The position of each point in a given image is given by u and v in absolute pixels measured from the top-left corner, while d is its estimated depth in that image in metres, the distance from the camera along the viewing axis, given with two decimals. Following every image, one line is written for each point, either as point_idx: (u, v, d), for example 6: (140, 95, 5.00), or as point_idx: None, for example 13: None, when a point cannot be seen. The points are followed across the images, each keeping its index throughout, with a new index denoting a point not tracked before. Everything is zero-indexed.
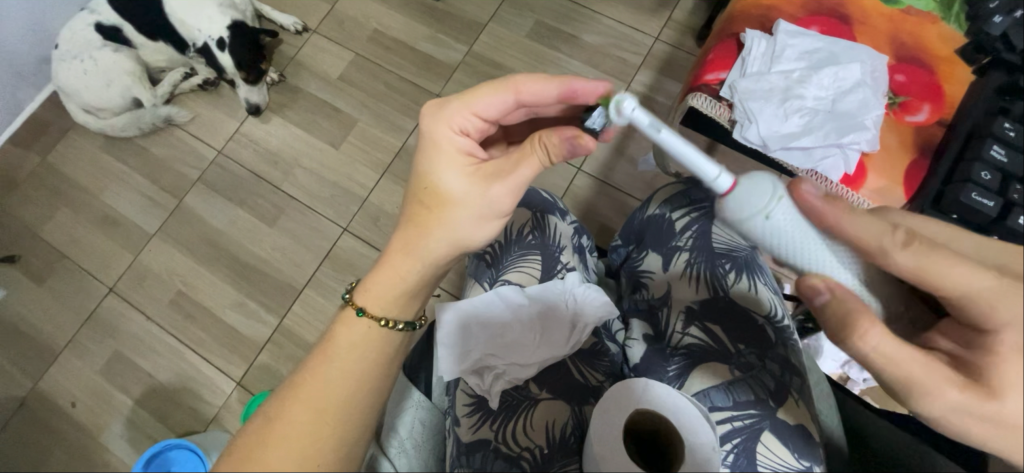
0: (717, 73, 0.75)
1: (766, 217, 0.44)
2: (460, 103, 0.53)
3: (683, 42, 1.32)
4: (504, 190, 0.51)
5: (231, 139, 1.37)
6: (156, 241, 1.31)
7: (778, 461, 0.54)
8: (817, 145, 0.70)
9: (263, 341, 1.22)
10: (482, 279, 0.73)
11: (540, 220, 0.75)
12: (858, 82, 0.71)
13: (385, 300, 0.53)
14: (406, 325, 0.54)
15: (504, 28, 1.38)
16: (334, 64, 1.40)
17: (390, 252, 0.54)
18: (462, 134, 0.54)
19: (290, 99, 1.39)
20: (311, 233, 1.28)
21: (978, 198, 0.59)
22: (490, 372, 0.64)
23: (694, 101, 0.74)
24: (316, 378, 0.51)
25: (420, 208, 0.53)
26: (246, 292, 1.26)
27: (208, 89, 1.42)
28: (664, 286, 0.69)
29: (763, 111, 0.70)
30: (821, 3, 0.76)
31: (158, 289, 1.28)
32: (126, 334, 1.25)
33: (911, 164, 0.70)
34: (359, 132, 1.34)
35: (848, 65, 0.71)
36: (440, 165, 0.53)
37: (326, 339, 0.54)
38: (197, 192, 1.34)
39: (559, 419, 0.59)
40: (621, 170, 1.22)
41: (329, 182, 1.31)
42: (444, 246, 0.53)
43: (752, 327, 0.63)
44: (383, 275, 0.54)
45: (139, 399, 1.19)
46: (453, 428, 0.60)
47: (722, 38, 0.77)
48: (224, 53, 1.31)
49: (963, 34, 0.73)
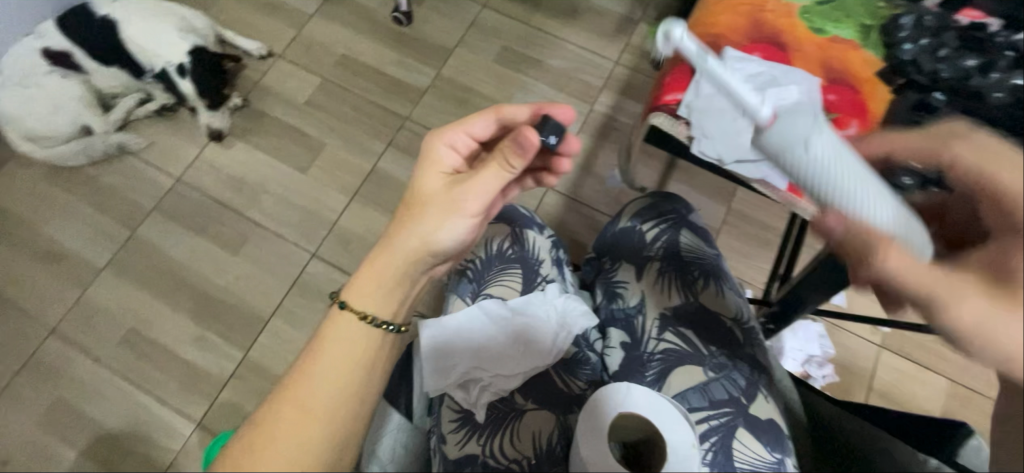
0: (675, 94, 0.76)
1: (807, 146, 0.52)
2: (455, 122, 0.61)
3: (640, 66, 1.40)
4: (470, 190, 0.55)
5: (190, 166, 1.33)
6: (106, 275, 1.24)
7: (753, 455, 0.57)
8: (765, 158, 0.73)
9: (227, 376, 1.16)
10: (463, 293, 0.74)
11: (517, 236, 0.77)
12: (797, 101, 0.76)
13: (363, 299, 0.54)
14: (385, 323, 0.54)
15: (470, 53, 1.42)
16: (300, 88, 1.40)
17: (371, 252, 0.56)
18: (451, 146, 0.61)
19: (254, 124, 1.37)
20: (279, 260, 1.24)
21: None
22: (476, 385, 0.65)
23: (657, 120, 0.77)
24: (303, 385, 0.50)
25: (402, 208, 0.58)
26: (208, 325, 1.20)
27: (164, 115, 1.38)
28: (637, 295, 0.71)
29: None
30: (760, 30, 0.83)
31: (108, 327, 1.20)
32: (71, 377, 1.15)
33: None
34: (327, 156, 1.33)
35: (788, 85, 0.76)
36: (423, 170, 0.59)
37: (314, 344, 0.53)
38: (153, 222, 1.28)
39: (544, 428, 0.61)
40: (589, 187, 1.27)
41: (297, 207, 1.29)
42: (412, 242, 0.55)
43: (720, 330, 0.66)
44: (362, 273, 0.55)
45: (85, 448, 1.10)
46: (439, 445, 0.60)
47: (676, 60, 0.77)
48: (185, 79, 1.27)
49: (882, 60, 0.81)
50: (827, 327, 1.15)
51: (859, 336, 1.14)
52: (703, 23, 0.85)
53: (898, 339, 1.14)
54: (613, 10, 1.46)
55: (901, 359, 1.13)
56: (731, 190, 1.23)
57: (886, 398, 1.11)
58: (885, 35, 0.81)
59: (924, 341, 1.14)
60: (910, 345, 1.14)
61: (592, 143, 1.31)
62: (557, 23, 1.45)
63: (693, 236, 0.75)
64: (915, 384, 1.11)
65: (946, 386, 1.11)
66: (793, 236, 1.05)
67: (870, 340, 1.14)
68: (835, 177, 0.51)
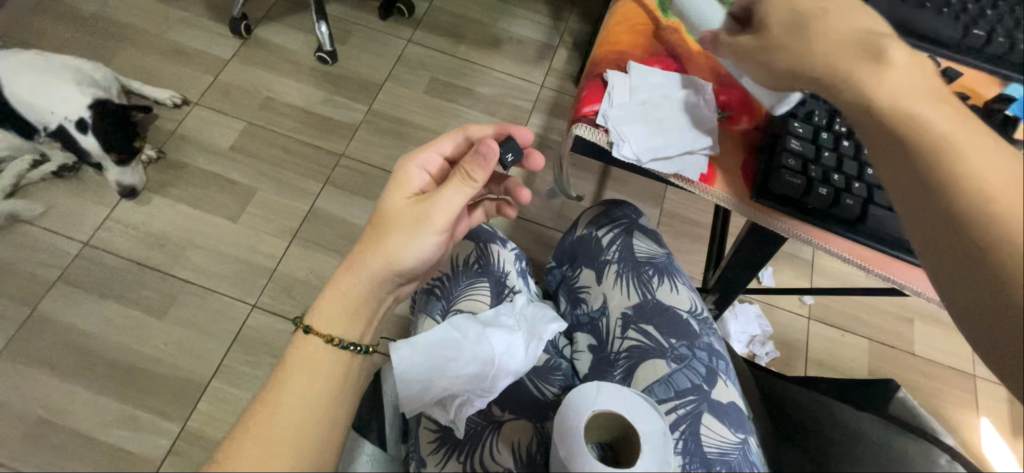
0: (592, 105, 0.73)
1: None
2: (425, 145, 0.64)
3: (564, 87, 1.49)
4: (435, 205, 0.57)
5: (101, 227, 1.21)
6: (2, 361, 1.08)
7: (719, 438, 0.60)
8: (679, 154, 0.69)
9: (162, 454, 1.04)
10: (433, 311, 0.72)
11: (482, 250, 0.78)
12: (699, 103, 0.73)
13: (327, 321, 0.53)
14: (352, 345, 0.53)
15: (400, 87, 1.44)
16: (223, 134, 1.34)
17: (337, 272, 0.56)
18: (421, 168, 0.63)
19: (173, 176, 1.28)
20: (214, 317, 1.15)
21: (787, 180, 0.64)
22: (452, 400, 0.63)
23: (577, 131, 0.72)
24: (272, 412, 0.48)
25: (369, 226, 0.58)
26: (136, 400, 1.07)
27: (65, 176, 1.25)
28: (600, 298, 0.76)
29: (633, 132, 0.70)
30: (656, 45, 0.79)
31: (8, 421, 1.04)
32: None
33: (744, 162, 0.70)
34: (259, 201, 1.27)
35: (688, 90, 0.74)
36: (393, 187, 0.61)
37: (281, 368, 0.51)
38: (58, 294, 1.14)
39: (524, 437, 0.63)
40: (532, 203, 1.31)
41: (230, 258, 1.21)
42: (379, 262, 0.55)
43: (678, 322, 0.70)
44: (328, 296, 0.55)
45: None
46: (418, 470, 0.61)
47: (590, 77, 0.76)
48: (88, 135, 1.17)
49: None
50: (762, 307, 1.25)
51: (790, 311, 1.26)
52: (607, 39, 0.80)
53: (821, 309, 1.27)
54: (532, 38, 1.55)
55: (827, 326, 1.25)
56: (661, 192, 1.33)
57: (821, 364, 1.22)
58: None
59: (843, 307, 1.27)
60: (832, 312, 1.27)
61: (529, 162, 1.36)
62: (481, 53, 1.51)
63: (645, 238, 0.79)
64: (842, 347, 1.23)
65: (867, 345, 1.24)
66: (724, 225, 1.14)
67: (800, 313, 1.26)
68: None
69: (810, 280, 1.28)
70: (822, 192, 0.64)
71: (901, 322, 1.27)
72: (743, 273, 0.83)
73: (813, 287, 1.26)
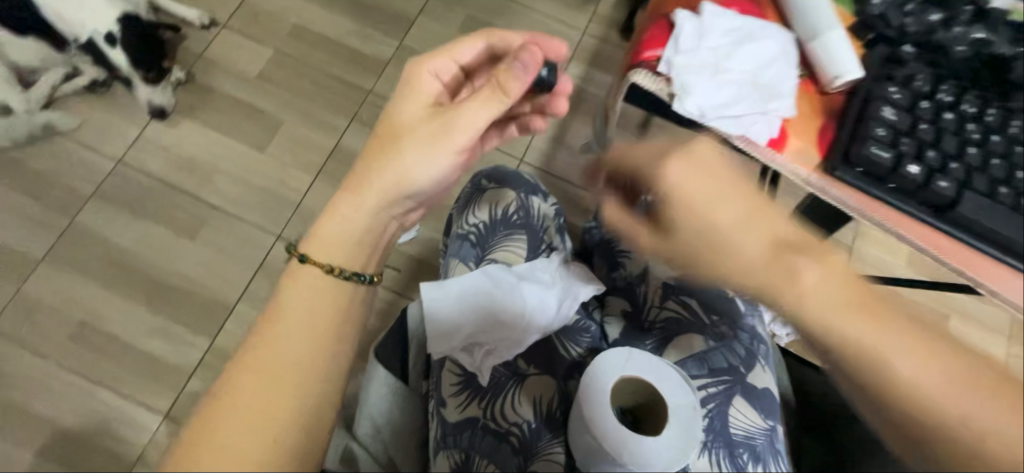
0: (654, 49, 0.66)
1: None
2: (439, 50, 0.60)
3: (608, 35, 1.38)
4: (458, 121, 0.54)
5: (132, 145, 1.22)
6: (46, 266, 1.13)
7: (748, 421, 0.59)
8: (746, 112, 0.63)
9: (193, 366, 1.10)
10: (466, 258, 0.73)
11: (524, 201, 0.76)
12: (776, 56, 0.66)
13: (326, 242, 0.52)
14: (354, 275, 0.52)
15: (434, 22, 1.36)
16: (250, 60, 1.30)
17: (341, 191, 0.54)
18: (434, 75, 0.59)
19: (201, 99, 1.26)
20: (240, 244, 1.18)
21: (876, 152, 0.59)
22: (480, 348, 0.64)
23: (635, 77, 0.65)
24: (265, 345, 0.48)
25: (376, 139, 0.55)
26: (167, 314, 1.13)
27: (97, 90, 1.24)
28: (640, 265, 0.71)
29: (698, 84, 0.63)
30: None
31: (53, 322, 1.10)
32: (15, 377, 1.07)
33: (820, 127, 0.64)
34: (286, 133, 1.25)
35: (764, 40, 0.66)
36: (404, 96, 0.57)
37: (273, 303, 0.50)
38: (94, 207, 1.18)
39: (545, 394, 0.62)
40: (562, 158, 1.26)
41: (256, 188, 1.21)
42: (391, 180, 0.53)
43: (723, 299, 0.67)
44: (330, 218, 0.53)
45: (40, 450, 1.03)
46: (438, 409, 0.62)
47: (653, 18, 0.69)
48: (117, 49, 1.15)
49: (852, 14, 0.67)
50: None
51: None
52: None
53: None
54: None
55: None
56: None
57: None
58: None
59: None
60: None
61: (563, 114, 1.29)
62: None
63: None
64: None
65: None
66: None
67: None
68: None
69: None
70: (913, 168, 0.59)
71: None
72: None
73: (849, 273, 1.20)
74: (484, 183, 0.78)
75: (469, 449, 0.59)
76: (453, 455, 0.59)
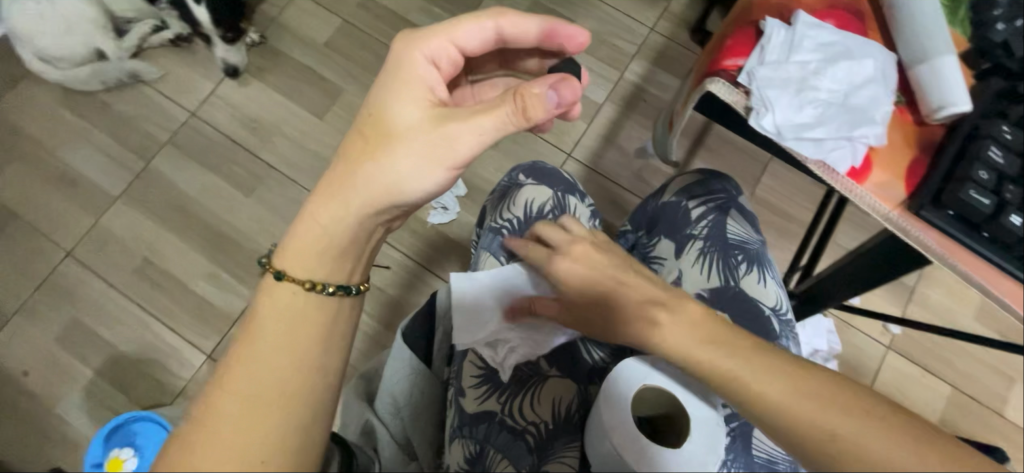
0: (737, 59, 0.62)
1: None
2: (437, 31, 0.55)
3: (677, 35, 1.32)
4: (460, 132, 0.52)
5: (205, 100, 1.30)
6: (120, 204, 1.24)
7: (770, 446, 0.58)
8: (829, 136, 0.59)
9: (236, 314, 1.18)
10: (496, 251, 0.73)
11: (560, 200, 0.76)
12: (871, 78, 0.61)
13: (304, 249, 0.50)
14: (339, 289, 0.50)
15: (499, 6, 1.34)
16: (319, 29, 1.34)
17: (321, 191, 0.52)
18: (430, 67, 0.56)
19: (271, 62, 1.32)
20: (290, 205, 1.23)
21: (976, 197, 0.54)
22: (505, 345, 0.65)
23: (711, 86, 0.62)
24: (247, 357, 0.46)
25: (363, 138, 0.53)
26: (219, 262, 1.20)
27: (180, 45, 1.33)
28: (674, 275, 0.71)
29: (780, 100, 0.59)
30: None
31: (121, 255, 1.21)
32: (86, 300, 1.18)
33: (912, 161, 0.59)
34: (344, 103, 1.29)
35: (862, 60, 0.61)
36: (398, 93, 0.54)
37: (248, 317, 0.49)
38: (166, 155, 1.26)
39: (566, 395, 0.63)
40: (611, 158, 1.23)
41: (311, 153, 1.26)
42: (379, 187, 0.51)
43: (759, 317, 0.65)
44: (308, 222, 0.51)
45: (99, 369, 1.14)
46: (458, 397, 0.63)
47: (740, 23, 0.65)
48: (200, 5, 1.21)
49: (968, 39, 0.62)
50: (836, 323, 1.14)
51: (868, 335, 1.13)
52: None
53: (906, 342, 1.13)
54: None
55: (906, 361, 1.12)
56: (757, 176, 1.19)
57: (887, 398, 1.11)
58: (975, 9, 0.62)
59: (933, 346, 1.13)
60: (917, 348, 1.13)
61: (618, 113, 1.26)
62: None
63: (740, 221, 0.72)
64: (918, 387, 1.11)
65: (948, 391, 1.11)
66: (818, 234, 1.04)
67: (879, 340, 1.13)
68: None
69: (903, 309, 1.13)
70: (1017, 218, 0.53)
71: (998, 379, 1.11)
72: (840, 288, 0.75)
73: (904, 317, 1.12)
74: (522, 179, 0.78)
75: (484, 441, 0.60)
76: (467, 446, 0.60)
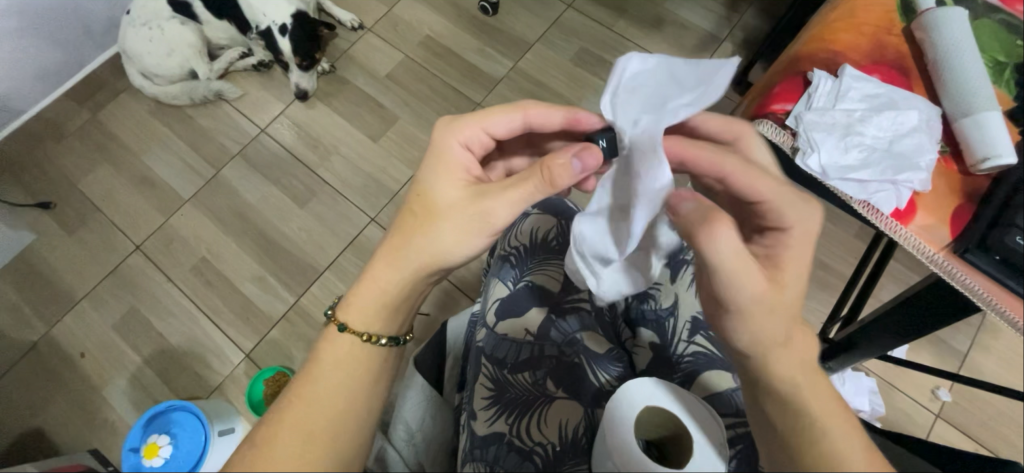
0: (784, 104, 0.67)
1: (941, 26, 0.64)
2: (470, 120, 0.58)
3: None
4: (495, 206, 0.52)
5: (276, 119, 1.43)
6: (188, 206, 1.35)
7: None
8: (873, 179, 0.61)
9: (278, 317, 1.24)
10: (504, 278, 0.75)
11: (564, 228, 0.79)
12: (916, 128, 0.63)
13: (357, 310, 0.54)
14: (389, 340, 0.54)
15: (549, 50, 1.44)
16: (383, 62, 1.47)
17: (375, 263, 0.55)
18: (465, 148, 0.58)
19: (337, 89, 1.45)
20: (339, 219, 1.31)
21: (1022, 241, 0.55)
22: (517, 368, 0.66)
23: (759, 128, 0.68)
24: (301, 399, 0.50)
25: (410, 215, 0.55)
26: (269, 267, 1.28)
27: (260, 70, 1.49)
28: (670, 298, 0.71)
29: (825, 142, 0.63)
30: (882, 51, 0.68)
31: (183, 253, 1.31)
32: (146, 292, 1.27)
33: (956, 210, 0.60)
34: (398, 129, 1.39)
35: (907, 110, 0.63)
36: (440, 176, 0.55)
37: (309, 362, 0.53)
38: (235, 165, 1.38)
39: (572, 419, 0.62)
40: None
41: (364, 173, 1.35)
42: (422, 258, 0.53)
43: None
44: (365, 289, 0.55)
45: (147, 358, 1.21)
46: (469, 421, 0.64)
47: (788, 74, 0.69)
48: (285, 38, 1.38)
49: (1012, 99, 0.63)
50: (879, 384, 1.08)
51: (914, 400, 1.07)
52: (819, 36, 0.70)
53: (957, 411, 1.06)
54: (698, 25, 1.44)
55: (957, 432, 1.05)
56: None
57: None
58: (1020, 71, 0.64)
59: (986, 418, 1.06)
60: (969, 419, 1.06)
61: None
62: (639, 31, 1.44)
63: None
64: None
65: None
66: (858, 287, 1.00)
67: (927, 407, 1.07)
68: (940, 36, 0.64)
69: (957, 370, 1.07)
70: None
71: None
72: (884, 336, 0.72)
73: (954, 383, 1.06)
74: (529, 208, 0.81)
75: (494, 463, 0.60)
76: (479, 469, 0.60)
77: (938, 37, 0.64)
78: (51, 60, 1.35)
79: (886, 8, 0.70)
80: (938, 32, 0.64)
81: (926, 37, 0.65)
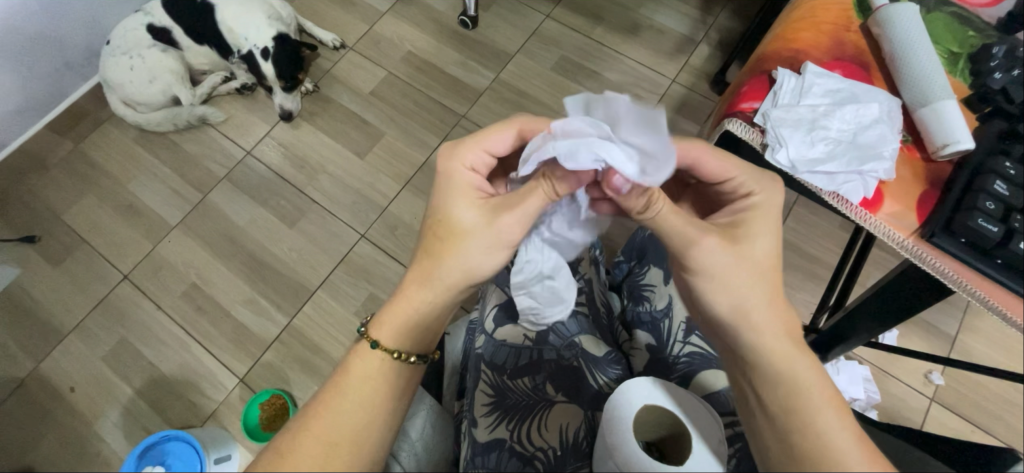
0: (752, 102, 0.69)
1: (894, 18, 0.66)
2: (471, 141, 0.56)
3: (697, 86, 1.40)
4: (513, 220, 0.52)
5: (261, 140, 1.43)
6: (176, 232, 1.34)
7: None
8: (839, 170, 0.63)
9: (271, 339, 1.23)
10: (503, 284, 0.76)
11: None
12: (878, 119, 0.65)
13: (392, 329, 0.54)
14: (418, 358, 0.54)
15: (529, 60, 1.46)
16: (367, 79, 1.48)
17: (405, 282, 0.55)
18: (472, 169, 0.56)
19: (321, 107, 1.45)
20: (329, 236, 1.31)
21: (983, 223, 0.54)
22: (518, 374, 0.67)
23: (728, 126, 0.69)
24: (329, 410, 0.50)
25: (434, 237, 0.54)
26: (259, 289, 1.27)
27: (244, 93, 1.49)
28: (665, 299, 0.72)
29: (792, 137, 0.65)
30: (843, 47, 0.70)
31: (172, 280, 1.30)
32: (135, 321, 1.26)
33: (924, 193, 0.62)
34: (385, 144, 1.40)
35: (868, 103, 0.65)
36: (453, 198, 0.54)
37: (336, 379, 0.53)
38: (222, 189, 1.38)
39: (572, 422, 0.62)
40: None
41: (352, 190, 1.36)
42: (455, 274, 0.53)
43: None
44: (397, 306, 0.55)
45: (139, 388, 1.20)
46: (470, 428, 0.63)
47: (755, 72, 0.71)
48: (267, 62, 1.39)
49: (968, 87, 0.66)
50: (872, 371, 1.10)
51: (908, 386, 1.08)
52: (782, 36, 0.72)
53: (949, 393, 1.08)
54: (674, 29, 1.47)
55: (951, 415, 1.06)
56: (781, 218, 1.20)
57: None
58: (973, 60, 0.66)
59: (979, 399, 1.07)
60: (963, 401, 1.07)
61: None
62: (616, 38, 1.47)
63: None
64: None
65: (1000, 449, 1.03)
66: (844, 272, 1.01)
67: (921, 392, 1.08)
68: (896, 27, 0.66)
69: (948, 353, 1.08)
70: None
71: None
72: (870, 325, 0.75)
73: (945, 366, 1.07)
74: None
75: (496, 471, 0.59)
76: None
77: (895, 27, 0.66)
78: (32, 92, 1.34)
79: (843, 6, 0.72)
80: (893, 23, 0.66)
81: (882, 32, 0.67)
